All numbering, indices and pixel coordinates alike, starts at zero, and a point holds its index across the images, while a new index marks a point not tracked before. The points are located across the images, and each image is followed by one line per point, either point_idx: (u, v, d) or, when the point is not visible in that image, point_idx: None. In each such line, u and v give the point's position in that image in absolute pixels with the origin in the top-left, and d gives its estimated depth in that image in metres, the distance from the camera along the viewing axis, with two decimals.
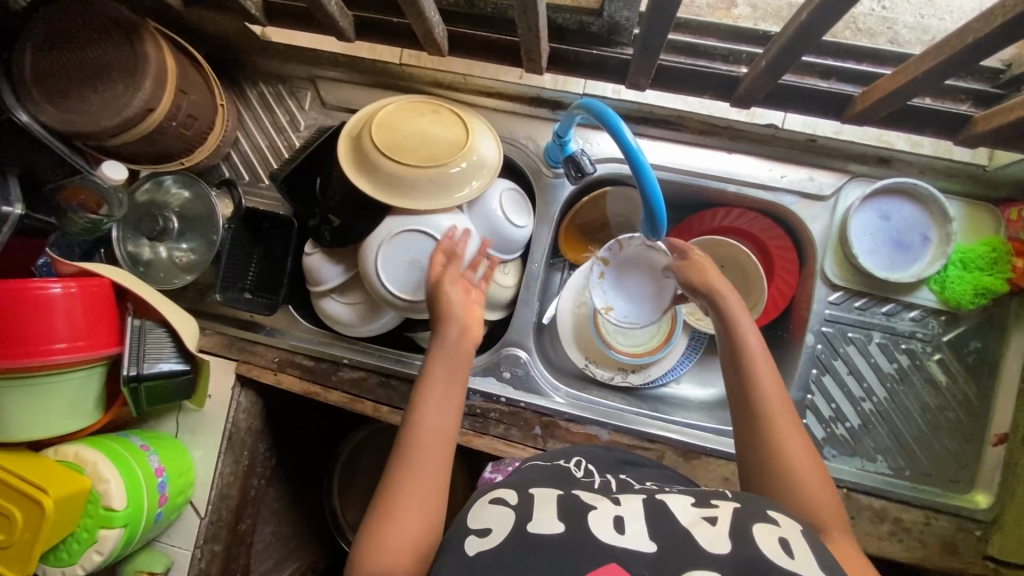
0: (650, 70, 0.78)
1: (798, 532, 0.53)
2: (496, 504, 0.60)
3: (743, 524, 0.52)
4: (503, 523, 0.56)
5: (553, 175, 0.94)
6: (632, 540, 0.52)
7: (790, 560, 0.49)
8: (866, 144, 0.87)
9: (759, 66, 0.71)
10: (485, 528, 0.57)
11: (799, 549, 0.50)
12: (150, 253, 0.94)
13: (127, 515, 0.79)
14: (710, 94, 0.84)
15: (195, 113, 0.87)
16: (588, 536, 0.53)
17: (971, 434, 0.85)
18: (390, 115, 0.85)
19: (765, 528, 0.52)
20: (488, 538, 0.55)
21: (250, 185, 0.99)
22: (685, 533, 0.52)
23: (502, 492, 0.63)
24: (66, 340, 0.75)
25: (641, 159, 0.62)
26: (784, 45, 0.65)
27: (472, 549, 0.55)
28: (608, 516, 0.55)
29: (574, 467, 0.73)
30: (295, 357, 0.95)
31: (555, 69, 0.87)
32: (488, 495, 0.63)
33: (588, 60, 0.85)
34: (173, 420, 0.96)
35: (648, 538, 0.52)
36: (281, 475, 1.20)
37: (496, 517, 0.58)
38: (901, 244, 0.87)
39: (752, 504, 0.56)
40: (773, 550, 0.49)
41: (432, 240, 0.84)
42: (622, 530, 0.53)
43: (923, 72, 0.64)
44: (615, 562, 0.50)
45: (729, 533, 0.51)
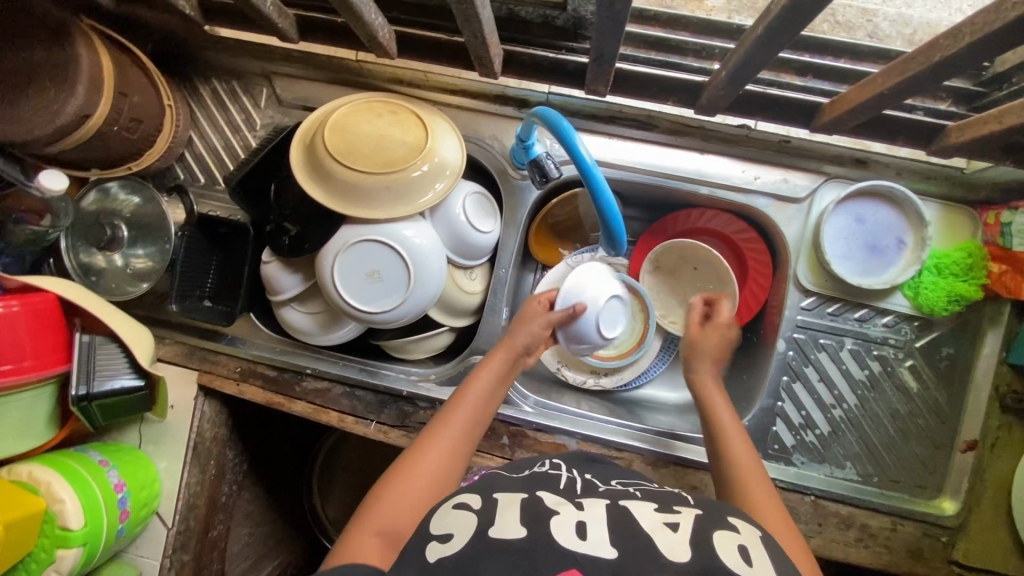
0: (607, 79, 0.74)
1: (757, 539, 0.54)
2: (460, 508, 0.58)
3: (704, 532, 0.53)
4: (464, 530, 0.55)
5: (520, 177, 0.90)
6: (590, 548, 0.51)
7: (750, 569, 0.49)
8: (840, 146, 0.83)
9: (721, 76, 0.68)
10: (447, 534, 0.55)
11: (758, 558, 0.51)
12: (103, 262, 0.90)
13: (84, 534, 0.78)
14: (673, 100, 0.80)
15: (138, 115, 0.82)
16: (549, 541, 0.51)
17: (941, 441, 0.84)
18: (345, 117, 0.80)
19: (725, 535, 0.53)
20: (450, 543, 0.54)
21: (205, 188, 0.95)
22: (647, 542, 0.51)
23: (467, 496, 0.61)
24: (12, 361, 0.72)
25: (593, 170, 0.59)
26: (746, 55, 0.62)
27: (432, 555, 0.54)
28: (570, 522, 0.54)
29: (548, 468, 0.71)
30: (257, 367, 0.93)
31: (511, 73, 0.83)
32: (452, 499, 0.61)
33: (547, 64, 0.81)
34: (136, 431, 0.94)
35: (608, 545, 0.51)
36: (254, 477, 1.19)
37: (459, 522, 0.56)
38: (876, 248, 0.85)
39: (715, 511, 0.57)
40: (734, 560, 0.50)
41: (389, 249, 0.80)
42: (585, 536, 0.52)
43: (891, 88, 0.61)
44: (575, 568, 0.49)
45: (690, 541, 0.51)
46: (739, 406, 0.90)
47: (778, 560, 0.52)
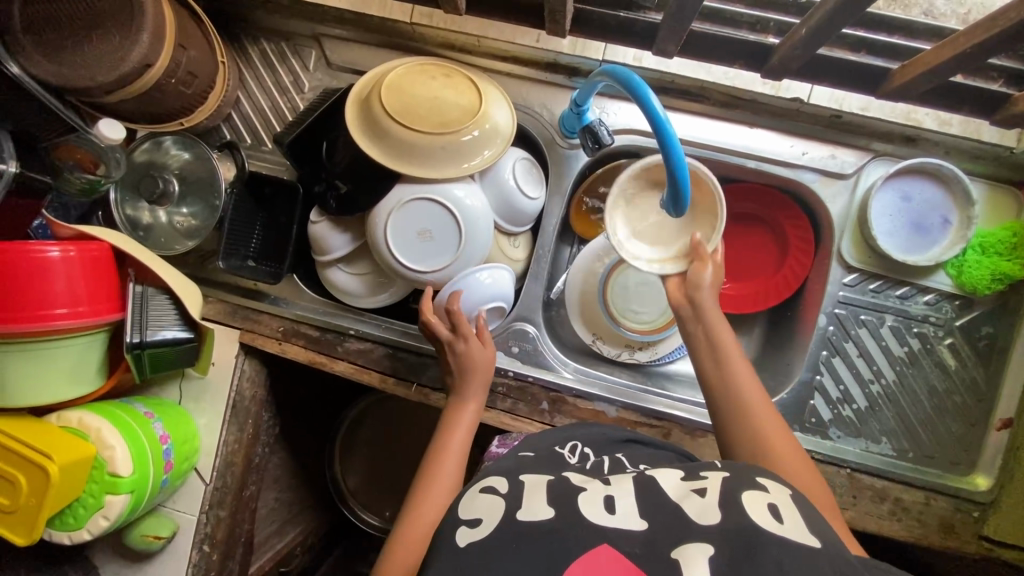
0: (680, 38, 0.75)
1: (788, 500, 0.54)
2: (488, 492, 0.61)
3: (733, 494, 0.53)
4: (493, 513, 0.57)
5: (568, 146, 0.90)
6: (621, 522, 0.52)
7: (779, 525, 0.49)
8: (893, 122, 0.83)
9: (799, 34, 0.69)
10: (476, 519, 0.57)
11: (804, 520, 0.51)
12: (150, 217, 0.90)
13: (134, 481, 0.79)
14: (742, 64, 0.82)
15: (195, 69, 0.82)
16: (580, 517, 0.53)
17: (976, 418, 0.85)
18: (400, 77, 0.81)
19: (755, 494, 0.53)
20: (480, 527, 0.55)
21: (252, 148, 0.95)
22: (674, 507, 0.53)
23: (494, 480, 0.63)
24: (67, 305, 0.73)
25: (667, 127, 0.60)
26: (832, 11, 0.63)
27: (465, 540, 0.55)
28: (599, 498, 0.56)
29: (569, 453, 0.73)
30: (300, 327, 0.93)
31: (577, 32, 0.84)
32: (479, 483, 0.64)
33: (615, 24, 0.82)
34: (176, 387, 0.95)
35: (638, 516, 0.52)
36: (283, 443, 1.20)
37: (488, 506, 0.58)
38: (920, 227, 0.85)
39: (741, 473, 0.57)
40: (761, 516, 0.50)
41: (443, 209, 0.82)
42: (613, 510, 0.53)
43: (975, 45, 0.63)
44: (605, 543, 0.50)
45: (720, 504, 0.52)
46: (776, 380, 0.92)
47: (808, 520, 0.52)
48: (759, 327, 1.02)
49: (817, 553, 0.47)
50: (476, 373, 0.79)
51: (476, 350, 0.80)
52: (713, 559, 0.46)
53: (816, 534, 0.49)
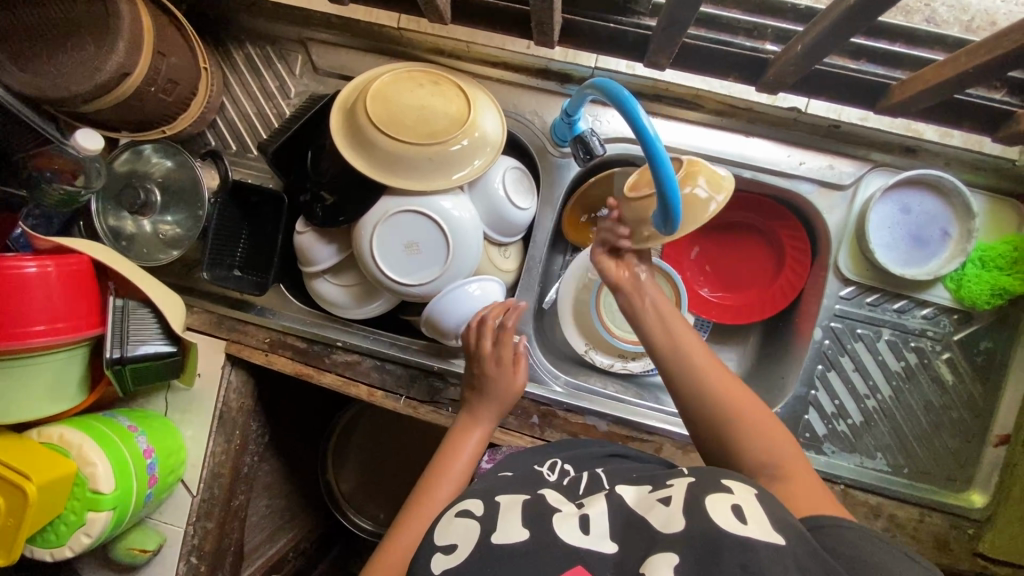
0: (673, 49, 0.72)
1: (752, 499, 0.51)
2: (462, 516, 0.58)
3: (697, 497, 0.52)
4: (468, 539, 0.55)
5: (560, 154, 0.88)
6: (594, 542, 0.51)
7: (743, 526, 0.48)
8: (893, 133, 0.81)
9: (795, 50, 0.67)
10: (451, 545, 0.55)
11: (761, 522, 0.49)
12: (133, 227, 0.88)
13: (116, 497, 0.77)
14: (736, 75, 0.78)
15: (175, 76, 0.80)
16: (553, 538, 0.51)
17: (973, 434, 0.84)
18: (386, 85, 0.79)
19: (719, 496, 0.52)
20: (455, 554, 0.54)
21: (237, 155, 0.93)
22: (639, 518, 0.52)
23: (468, 502, 0.61)
24: (46, 322, 0.71)
25: (657, 144, 0.58)
26: (833, 27, 0.61)
27: (438, 568, 0.53)
28: (574, 516, 0.54)
29: (549, 470, 0.70)
30: (286, 338, 0.92)
31: (567, 41, 0.81)
32: (453, 507, 0.61)
33: (605, 35, 0.79)
34: (162, 398, 0.94)
35: (610, 538, 0.51)
36: (274, 450, 1.19)
37: (462, 531, 0.56)
38: (919, 239, 0.84)
39: (708, 476, 0.55)
40: (725, 518, 0.49)
41: (429, 221, 0.80)
42: (587, 530, 0.52)
43: (978, 66, 0.61)
44: (580, 564, 0.49)
45: (683, 508, 0.51)
46: (771, 393, 0.90)
47: (773, 514, 0.50)
48: (754, 338, 1.01)
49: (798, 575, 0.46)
50: (497, 400, 0.78)
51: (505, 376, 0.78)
52: (677, 568, 0.46)
53: (780, 529, 0.48)
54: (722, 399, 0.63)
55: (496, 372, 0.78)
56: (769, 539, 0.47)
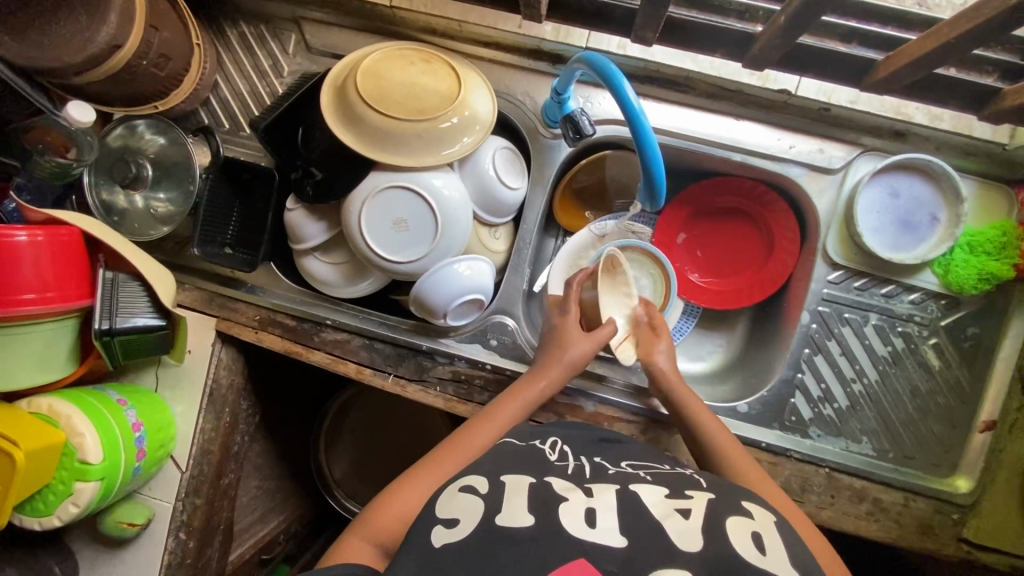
0: (657, 23, 0.72)
1: (771, 528, 0.53)
2: (467, 492, 0.58)
3: (717, 520, 0.52)
4: (471, 514, 0.55)
5: (551, 136, 0.88)
6: (600, 537, 0.51)
7: (762, 557, 0.49)
8: (882, 116, 0.81)
9: (778, 23, 0.67)
10: (452, 518, 0.55)
11: (770, 545, 0.51)
12: (125, 202, 0.89)
13: (104, 468, 0.78)
14: (722, 53, 0.78)
15: (167, 51, 0.81)
16: (558, 527, 0.51)
17: (960, 420, 0.84)
18: (376, 62, 0.79)
19: (739, 522, 0.52)
20: (455, 529, 0.54)
21: (230, 133, 0.93)
22: (658, 527, 0.51)
23: (472, 477, 0.61)
24: (35, 290, 0.72)
25: (642, 121, 0.58)
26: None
27: (438, 540, 0.54)
28: (580, 509, 0.54)
29: (549, 449, 0.69)
30: (276, 316, 0.92)
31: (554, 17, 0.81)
32: (457, 481, 0.61)
33: (592, 9, 0.78)
34: (152, 374, 0.95)
35: (619, 532, 0.51)
36: (265, 431, 1.20)
37: (466, 506, 0.56)
38: (908, 224, 0.84)
39: (728, 498, 0.57)
40: (745, 544, 0.50)
41: (417, 198, 0.80)
42: (593, 524, 0.52)
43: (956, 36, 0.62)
44: (582, 559, 0.49)
45: (705, 531, 0.51)
46: (758, 377, 0.91)
47: (792, 549, 0.52)
48: (743, 324, 1.01)
49: None
50: (560, 355, 0.80)
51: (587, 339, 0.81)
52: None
53: (798, 567, 0.49)
54: (720, 443, 0.74)
55: (568, 332, 0.82)
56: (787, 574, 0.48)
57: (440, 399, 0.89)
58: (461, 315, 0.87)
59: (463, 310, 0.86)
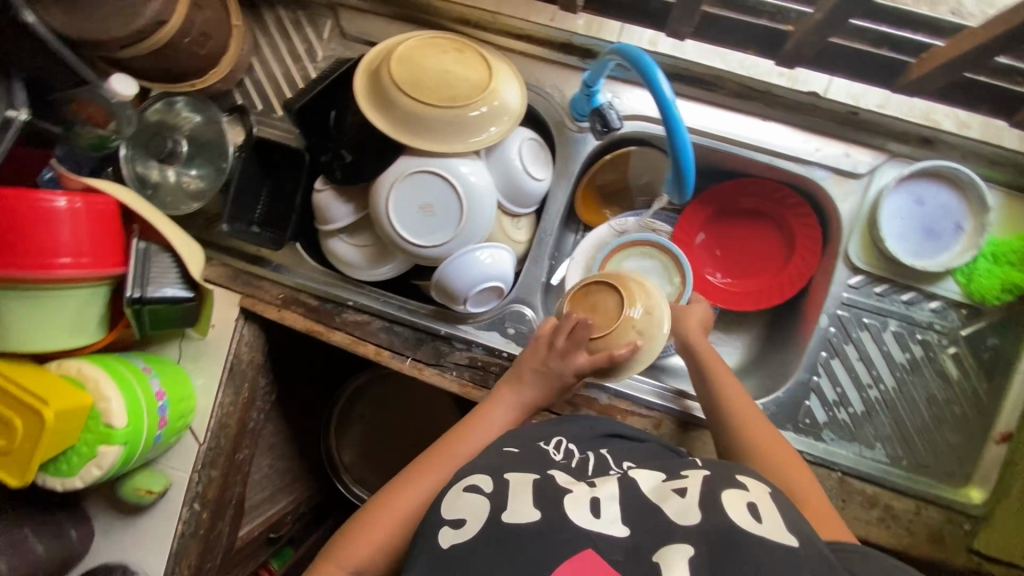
0: (693, 17, 0.79)
1: (766, 495, 0.54)
2: (470, 491, 0.59)
3: (713, 494, 0.53)
4: (477, 515, 0.55)
5: (578, 129, 0.89)
6: (605, 525, 0.51)
7: (757, 523, 0.50)
8: (912, 121, 0.82)
9: (814, 18, 0.73)
10: (459, 519, 0.56)
11: (776, 517, 0.51)
12: (159, 176, 0.91)
13: (127, 433, 0.80)
14: (755, 49, 0.84)
15: (208, 30, 0.83)
16: (564, 519, 0.52)
17: (976, 431, 0.84)
18: (411, 49, 0.81)
19: (735, 493, 0.54)
20: (463, 529, 0.54)
21: (263, 114, 0.95)
22: (654, 508, 0.52)
23: (475, 476, 0.61)
24: (70, 255, 0.74)
25: (674, 114, 0.60)
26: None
27: (445, 541, 0.54)
28: (585, 499, 0.54)
29: (554, 450, 0.67)
30: (300, 295, 0.94)
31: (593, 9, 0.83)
32: (460, 480, 0.61)
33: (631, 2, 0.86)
34: (176, 346, 0.97)
35: (620, 523, 0.52)
36: (279, 411, 1.22)
37: (472, 506, 0.56)
38: (931, 232, 0.84)
39: (722, 471, 0.57)
40: (740, 514, 0.51)
41: (445, 183, 0.81)
42: (598, 514, 0.53)
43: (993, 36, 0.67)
44: (590, 549, 0.49)
45: (700, 504, 0.52)
46: (774, 378, 0.91)
47: (790, 518, 0.51)
48: (760, 326, 1.01)
49: (795, 552, 0.47)
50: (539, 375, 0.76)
51: (590, 368, 0.74)
52: (691, 562, 0.47)
53: (796, 533, 0.49)
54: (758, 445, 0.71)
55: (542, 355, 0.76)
56: (782, 539, 0.48)
57: (456, 383, 0.89)
58: (482, 302, 0.88)
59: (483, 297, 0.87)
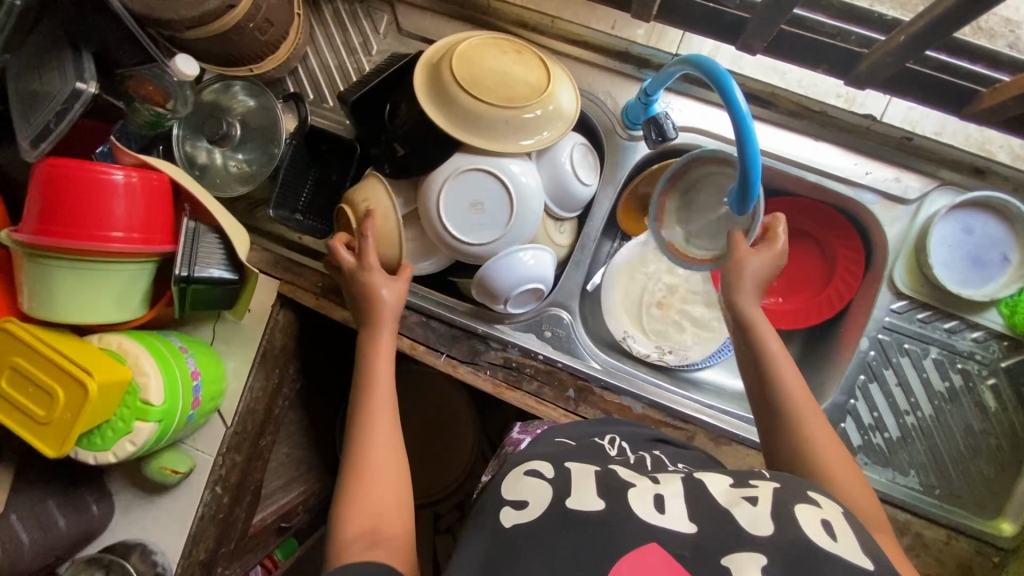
0: (768, 32, 0.76)
1: (840, 515, 0.52)
2: (531, 476, 0.60)
3: (786, 505, 0.51)
4: (540, 499, 0.56)
5: (628, 137, 0.90)
6: (672, 520, 0.50)
7: (834, 543, 0.48)
8: (965, 150, 0.83)
9: (897, 40, 0.71)
10: (522, 500, 0.56)
11: (841, 530, 0.49)
12: (207, 157, 0.92)
13: (162, 411, 0.80)
14: (825, 69, 0.82)
15: (273, 17, 0.84)
16: (629, 511, 0.51)
17: (1010, 464, 0.83)
18: (471, 48, 0.81)
19: (809, 509, 0.51)
20: (527, 510, 0.55)
21: (314, 104, 0.96)
22: (724, 511, 0.51)
23: (537, 463, 0.63)
24: (123, 230, 0.74)
25: (747, 122, 0.62)
26: (943, 15, 0.65)
27: (508, 521, 0.54)
28: (648, 494, 0.54)
29: (608, 445, 0.69)
30: (339, 285, 0.94)
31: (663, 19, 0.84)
32: (521, 466, 0.63)
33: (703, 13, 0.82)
34: (210, 327, 0.97)
35: (687, 519, 0.51)
36: (301, 400, 1.22)
37: (533, 490, 0.57)
38: (978, 261, 0.84)
39: (794, 485, 0.55)
40: (816, 531, 0.48)
41: (497, 182, 0.82)
42: (663, 509, 0.52)
43: None
44: (655, 542, 0.48)
45: (774, 514, 0.50)
46: None
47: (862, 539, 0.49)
48: (794, 346, 1.00)
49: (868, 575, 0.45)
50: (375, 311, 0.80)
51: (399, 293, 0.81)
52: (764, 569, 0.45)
53: (870, 554, 0.47)
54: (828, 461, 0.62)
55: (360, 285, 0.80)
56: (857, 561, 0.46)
57: (489, 382, 0.90)
58: (519, 303, 0.88)
59: (520, 298, 0.87)
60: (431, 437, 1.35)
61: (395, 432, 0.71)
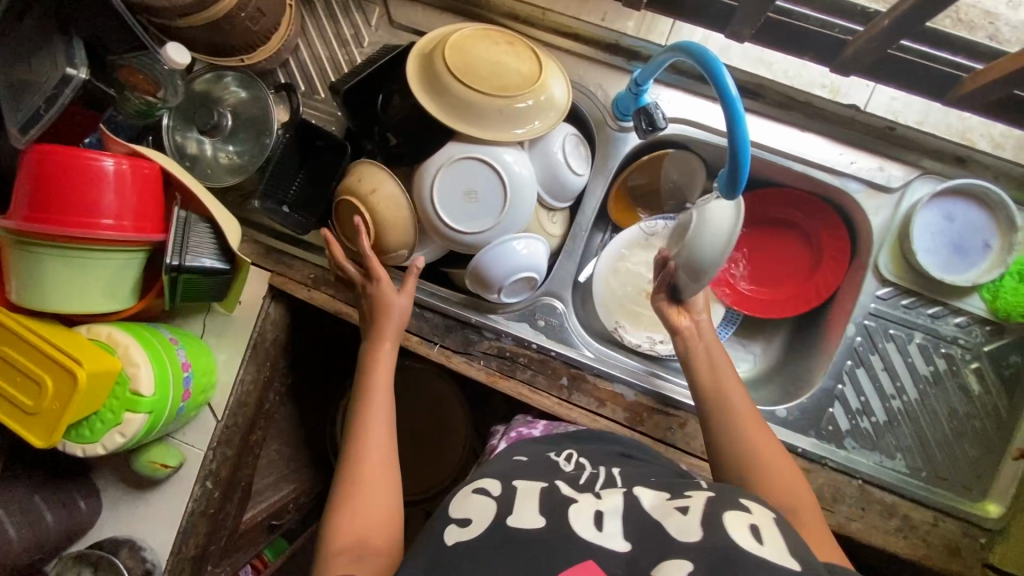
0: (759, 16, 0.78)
1: (770, 522, 0.51)
2: (478, 493, 0.60)
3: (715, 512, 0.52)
4: (483, 515, 0.56)
5: (619, 128, 0.91)
6: (606, 538, 0.51)
7: (760, 547, 0.48)
8: (948, 139, 0.85)
9: (881, 25, 0.73)
10: (466, 518, 0.57)
11: (769, 535, 0.49)
12: (196, 148, 0.91)
13: (152, 402, 0.79)
14: (810, 56, 0.83)
15: (264, 7, 0.83)
16: (569, 530, 0.52)
17: (995, 446, 0.85)
18: (464, 38, 0.82)
19: (737, 515, 0.51)
20: (470, 527, 0.55)
21: (306, 96, 0.96)
22: (656, 524, 0.52)
23: (485, 481, 0.63)
24: (113, 217, 0.73)
25: (736, 104, 0.63)
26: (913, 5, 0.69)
27: (451, 538, 0.55)
28: (588, 510, 0.55)
29: (565, 460, 0.68)
30: (329, 276, 0.94)
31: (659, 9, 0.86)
32: (470, 484, 0.63)
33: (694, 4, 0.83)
34: (200, 320, 0.96)
35: (621, 536, 0.51)
36: (292, 397, 1.21)
37: (478, 507, 0.57)
38: (960, 248, 0.86)
39: (725, 493, 0.55)
40: (743, 536, 0.48)
41: (489, 170, 0.82)
42: (601, 526, 0.53)
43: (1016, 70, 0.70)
44: (591, 560, 0.49)
45: (702, 522, 0.50)
46: (797, 386, 0.92)
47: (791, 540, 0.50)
48: (783, 334, 1.02)
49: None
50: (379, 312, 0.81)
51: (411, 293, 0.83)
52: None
53: (798, 556, 0.47)
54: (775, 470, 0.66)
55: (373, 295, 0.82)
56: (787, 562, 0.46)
57: (483, 371, 0.90)
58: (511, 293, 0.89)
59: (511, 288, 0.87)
60: (425, 431, 1.35)
61: (390, 427, 0.73)
